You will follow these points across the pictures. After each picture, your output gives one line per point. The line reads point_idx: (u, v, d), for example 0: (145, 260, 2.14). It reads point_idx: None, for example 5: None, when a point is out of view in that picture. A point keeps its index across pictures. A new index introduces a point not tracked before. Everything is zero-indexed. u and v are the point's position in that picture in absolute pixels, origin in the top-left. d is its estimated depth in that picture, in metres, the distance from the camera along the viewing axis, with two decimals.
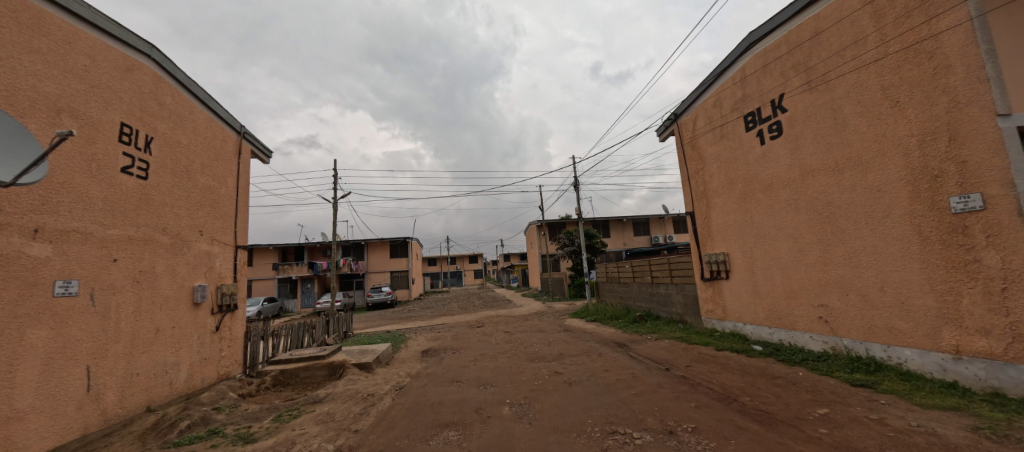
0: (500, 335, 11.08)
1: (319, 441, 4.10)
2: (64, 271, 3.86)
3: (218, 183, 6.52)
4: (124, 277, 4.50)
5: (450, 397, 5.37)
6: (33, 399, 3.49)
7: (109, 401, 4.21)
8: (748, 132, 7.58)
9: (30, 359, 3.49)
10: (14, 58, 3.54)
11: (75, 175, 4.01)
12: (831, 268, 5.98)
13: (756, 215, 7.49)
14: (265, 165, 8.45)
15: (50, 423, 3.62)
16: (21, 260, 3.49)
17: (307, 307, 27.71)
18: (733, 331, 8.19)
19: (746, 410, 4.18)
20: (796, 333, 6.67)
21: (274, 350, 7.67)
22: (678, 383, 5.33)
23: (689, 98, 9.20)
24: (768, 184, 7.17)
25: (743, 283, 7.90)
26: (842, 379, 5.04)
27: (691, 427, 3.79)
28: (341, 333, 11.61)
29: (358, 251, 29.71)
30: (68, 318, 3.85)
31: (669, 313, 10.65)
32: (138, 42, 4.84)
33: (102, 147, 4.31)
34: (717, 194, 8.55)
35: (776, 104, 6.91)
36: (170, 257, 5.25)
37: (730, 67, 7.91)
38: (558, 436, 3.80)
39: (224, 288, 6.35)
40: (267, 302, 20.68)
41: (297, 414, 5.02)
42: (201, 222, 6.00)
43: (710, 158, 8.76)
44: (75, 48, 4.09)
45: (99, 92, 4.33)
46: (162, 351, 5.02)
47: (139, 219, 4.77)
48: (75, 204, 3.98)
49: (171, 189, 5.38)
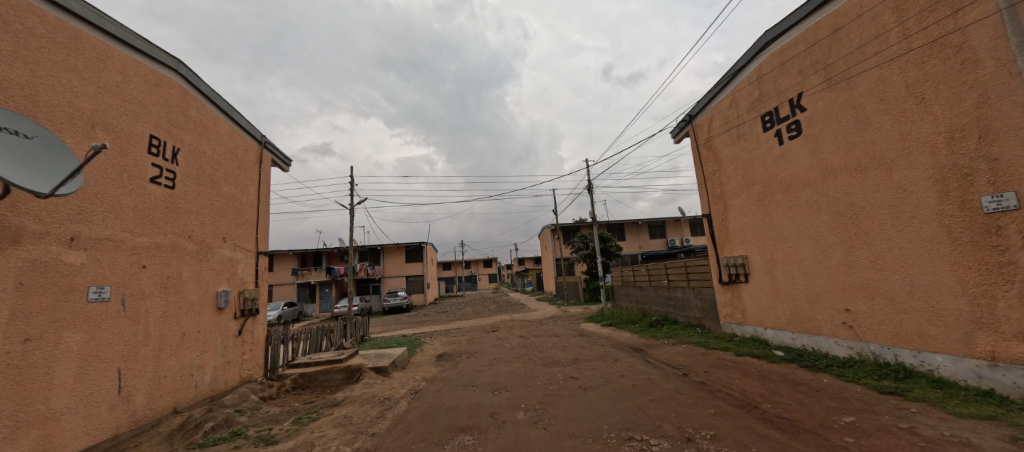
0: (516, 339, 11.04)
1: (338, 443, 4.18)
2: (98, 277, 4.03)
3: (241, 191, 6.73)
4: (152, 282, 4.68)
5: (464, 402, 5.38)
6: (69, 400, 3.65)
7: (138, 403, 4.37)
8: (766, 132, 7.42)
9: (67, 362, 3.66)
10: (53, 77, 3.76)
11: (109, 186, 4.21)
12: (856, 271, 5.79)
13: (775, 217, 7.32)
14: (285, 172, 8.73)
15: (86, 422, 3.80)
16: (59, 266, 3.67)
17: (326, 312, 28.27)
18: (753, 336, 8.00)
19: (768, 418, 4.07)
20: (819, 338, 6.47)
21: (294, 353, 7.83)
22: (696, 389, 5.24)
23: (705, 98, 9.08)
24: (787, 184, 7.01)
25: (764, 287, 7.71)
26: (869, 386, 4.85)
27: (710, 434, 3.71)
28: (358, 337, 11.83)
29: (374, 255, 30.24)
30: (101, 322, 4.02)
31: (687, 317, 10.48)
32: (166, 58, 5.08)
33: (132, 159, 4.51)
34: (735, 196, 8.38)
35: (794, 103, 6.76)
36: (196, 263, 5.45)
37: (746, 66, 7.78)
38: (573, 442, 3.78)
39: (246, 293, 6.57)
40: (287, 306, 21.17)
41: (315, 417, 5.10)
42: (224, 229, 6.20)
43: (727, 159, 8.60)
44: (108, 65, 4.31)
45: (129, 106, 4.54)
46: (188, 354, 5.19)
47: (166, 227, 4.96)
48: (107, 214, 4.16)
49: (197, 198, 5.59)
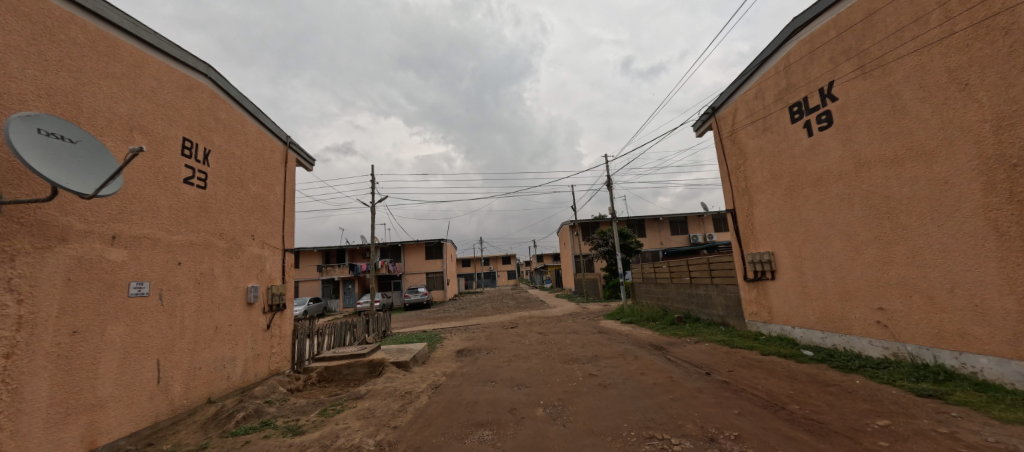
0: (535, 336, 11.05)
1: (361, 435, 4.29)
2: (137, 273, 4.25)
3: (268, 191, 6.97)
4: (187, 278, 4.91)
5: (484, 397, 5.43)
6: (113, 389, 3.88)
7: (175, 392, 4.61)
8: (794, 124, 7.13)
9: (111, 353, 3.88)
10: (94, 84, 3.98)
11: (146, 187, 4.43)
12: (891, 268, 5.52)
13: (803, 211, 7.04)
14: (308, 171, 8.98)
15: (129, 410, 4.03)
16: (102, 263, 3.90)
17: (349, 307, 29.02)
18: (780, 335, 7.74)
19: (795, 419, 3.94)
20: (851, 338, 6.21)
21: (319, 347, 8.08)
22: (720, 388, 5.11)
23: (729, 90, 8.80)
24: (816, 178, 6.72)
25: (791, 284, 7.44)
26: (905, 388, 4.63)
27: (734, 435, 3.62)
28: (380, 332, 12.10)
29: (395, 252, 30.80)
30: (140, 315, 4.24)
31: (710, 315, 10.23)
32: (196, 63, 5.29)
33: (167, 161, 4.74)
34: (761, 190, 8.11)
35: (824, 93, 6.46)
36: (227, 260, 5.68)
37: (772, 55, 7.49)
38: (592, 439, 3.76)
39: (274, 289, 6.81)
40: (312, 302, 21.85)
41: (339, 409, 5.25)
42: (253, 227, 6.44)
43: (753, 153, 8.32)
44: (144, 71, 4.53)
45: (164, 110, 4.76)
46: (220, 347, 5.43)
47: (199, 225, 5.19)
48: (145, 213, 4.39)
49: (227, 197, 5.83)
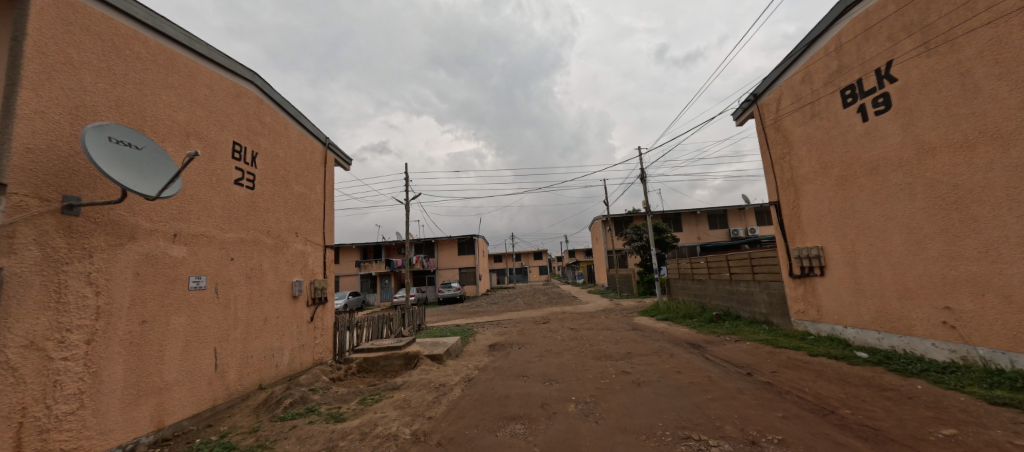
0: (566, 332, 10.99)
1: (398, 424, 4.46)
2: (195, 268, 4.62)
3: (309, 190, 7.34)
4: (238, 273, 5.27)
5: (515, 392, 5.48)
6: (177, 374, 4.25)
7: (230, 378, 4.98)
8: (846, 108, 6.62)
9: (174, 341, 4.25)
10: (156, 95, 4.33)
11: (202, 188, 4.79)
12: (960, 264, 5.06)
13: (856, 203, 6.54)
14: (346, 171, 9.35)
15: (191, 393, 4.40)
16: (166, 259, 4.26)
17: (386, 301, 30.09)
18: (830, 335, 7.27)
19: (846, 425, 3.69)
20: (913, 340, 5.73)
21: (358, 339, 8.44)
22: (762, 389, 4.88)
23: (772, 75, 8.29)
24: (872, 166, 6.21)
25: (843, 281, 6.95)
26: (975, 395, 4.23)
27: (777, 438, 3.45)
28: (415, 326, 12.46)
29: (429, 248, 31.56)
30: (199, 307, 4.61)
31: (752, 313, 9.76)
32: (244, 71, 5.63)
33: (219, 164, 5.09)
34: (809, 181, 7.60)
35: (881, 73, 5.95)
36: (274, 256, 6.05)
37: (822, 35, 6.97)
38: (625, 437, 3.71)
39: (316, 283, 7.17)
40: (352, 296, 22.82)
41: (378, 399, 5.48)
42: (296, 224, 6.81)
43: (799, 141, 7.81)
44: (198, 81, 4.88)
45: (215, 117, 5.11)
46: (269, 337, 5.80)
47: (249, 223, 5.56)
48: (201, 213, 4.74)
49: (273, 197, 6.18)
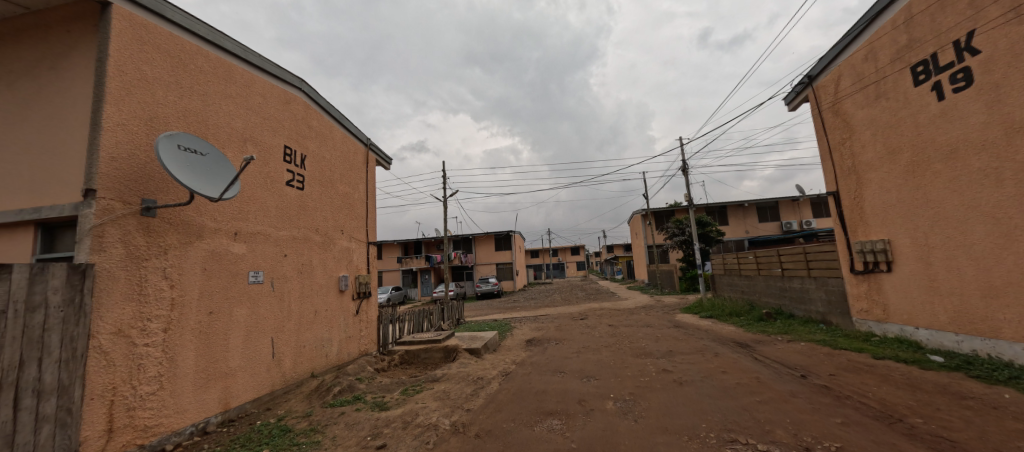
0: (604, 328, 10.80)
1: (438, 415, 4.61)
2: (254, 264, 5.00)
3: (353, 190, 7.69)
4: (291, 268, 5.65)
5: (552, 387, 5.48)
6: (240, 361, 4.65)
7: (286, 366, 5.36)
8: (918, 87, 5.97)
9: (237, 331, 4.64)
10: (217, 105, 4.71)
11: (258, 190, 5.16)
12: None
13: (930, 191, 5.91)
14: (387, 170, 9.71)
15: (252, 378, 4.80)
16: (228, 256, 4.65)
17: (426, 296, 31.02)
18: (899, 337, 6.64)
19: (917, 435, 3.37)
20: (1000, 344, 5.11)
21: (400, 332, 8.77)
22: (817, 393, 4.56)
23: (830, 54, 7.64)
24: (949, 150, 5.58)
25: (913, 277, 6.32)
26: None
27: (834, 446, 3.22)
28: (454, 320, 12.76)
29: (466, 244, 32.13)
30: (258, 300, 4.99)
31: (807, 312, 9.10)
32: (293, 79, 5.99)
33: (272, 167, 5.46)
34: (873, 168, 6.95)
35: (962, 45, 5.30)
36: (322, 252, 6.41)
37: (889, 7, 6.32)
38: (666, 437, 3.61)
39: (360, 278, 7.53)
40: (394, 290, 23.74)
41: (419, 390, 5.68)
42: (342, 222, 7.17)
43: (862, 124, 7.15)
44: (252, 90, 5.25)
45: (268, 123, 5.48)
46: (319, 329, 6.17)
47: (299, 222, 5.92)
48: (257, 213, 5.12)
49: (320, 197, 6.55)
